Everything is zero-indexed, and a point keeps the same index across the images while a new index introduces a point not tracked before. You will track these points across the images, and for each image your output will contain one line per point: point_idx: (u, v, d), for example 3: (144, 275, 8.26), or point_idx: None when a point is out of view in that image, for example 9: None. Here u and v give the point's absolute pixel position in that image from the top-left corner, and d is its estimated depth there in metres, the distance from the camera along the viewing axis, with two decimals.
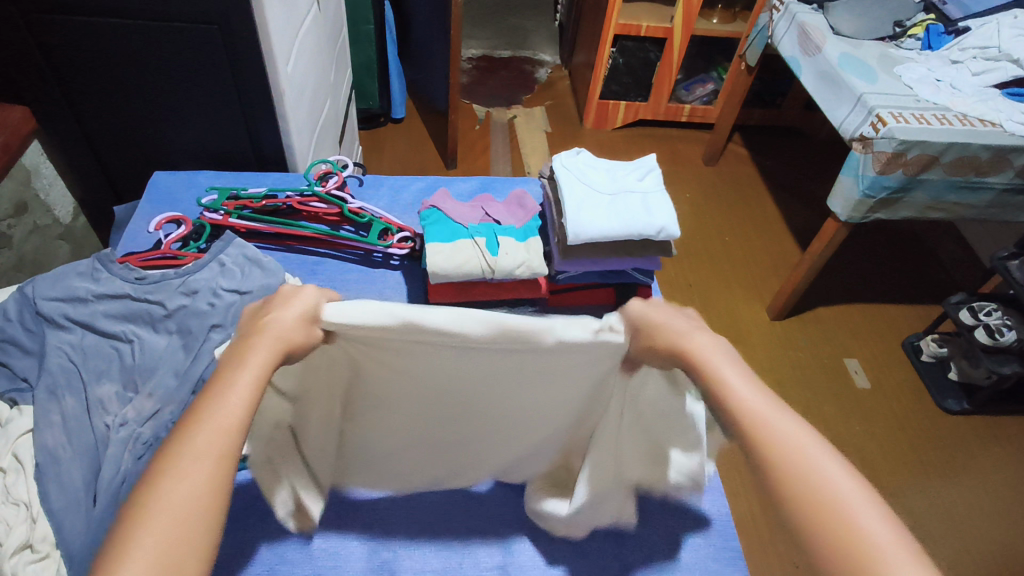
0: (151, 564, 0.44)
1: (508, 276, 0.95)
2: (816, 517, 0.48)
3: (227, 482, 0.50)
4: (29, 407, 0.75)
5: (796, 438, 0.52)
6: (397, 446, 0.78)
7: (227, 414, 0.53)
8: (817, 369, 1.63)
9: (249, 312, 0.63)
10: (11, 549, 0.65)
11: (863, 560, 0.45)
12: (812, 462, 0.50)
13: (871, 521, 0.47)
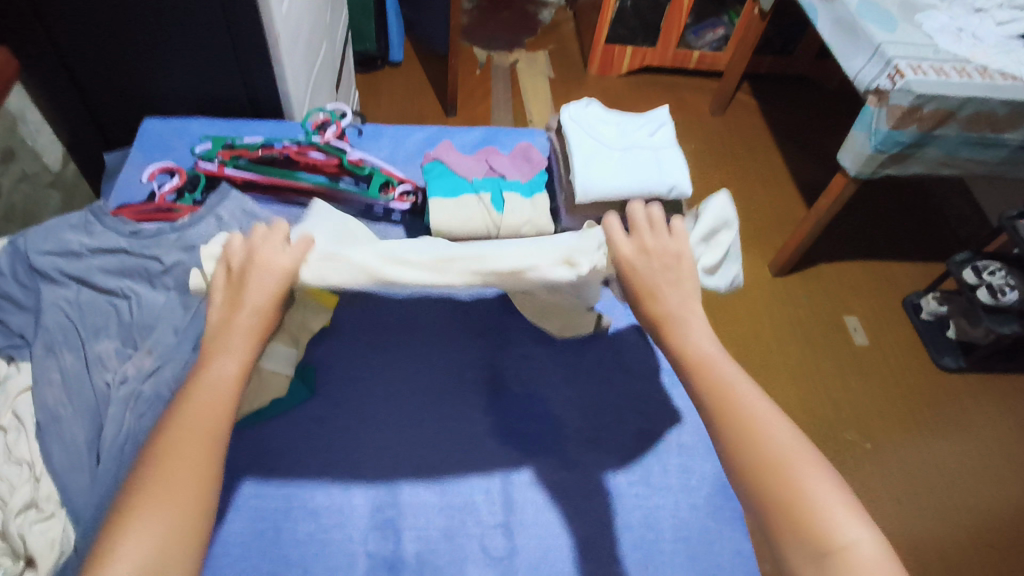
0: (148, 550, 0.48)
1: (514, 235, 0.93)
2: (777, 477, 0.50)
3: (211, 469, 0.53)
4: (26, 364, 0.75)
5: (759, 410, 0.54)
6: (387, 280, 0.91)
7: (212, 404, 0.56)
8: (816, 326, 1.62)
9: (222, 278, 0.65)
10: (16, 508, 0.65)
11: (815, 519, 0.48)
12: (771, 433, 0.52)
13: (821, 484, 0.49)
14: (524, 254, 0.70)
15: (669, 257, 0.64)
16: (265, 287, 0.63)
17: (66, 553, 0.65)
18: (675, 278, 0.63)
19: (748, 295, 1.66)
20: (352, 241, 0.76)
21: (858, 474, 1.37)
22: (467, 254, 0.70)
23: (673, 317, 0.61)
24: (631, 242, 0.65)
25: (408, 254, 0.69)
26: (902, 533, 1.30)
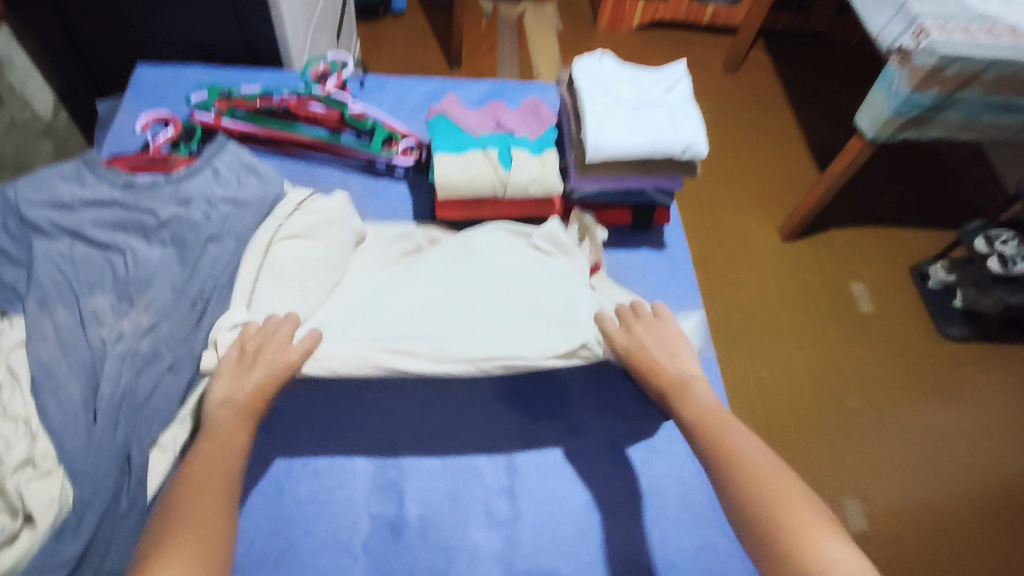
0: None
1: (521, 193, 0.90)
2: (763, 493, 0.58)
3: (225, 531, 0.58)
4: (20, 319, 0.73)
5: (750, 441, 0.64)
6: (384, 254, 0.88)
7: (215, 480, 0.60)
8: (821, 292, 1.59)
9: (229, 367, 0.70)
10: (12, 466, 0.64)
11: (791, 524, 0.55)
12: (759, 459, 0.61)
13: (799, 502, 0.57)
14: (526, 338, 0.78)
15: (663, 337, 0.77)
16: (275, 366, 0.70)
17: (65, 511, 0.64)
18: (674, 354, 0.76)
19: (757, 257, 1.63)
20: (342, 302, 0.81)
21: (859, 442, 1.37)
22: (466, 336, 0.78)
23: (675, 385, 0.72)
24: (627, 326, 0.79)
25: (401, 342, 0.77)
26: (899, 501, 1.30)
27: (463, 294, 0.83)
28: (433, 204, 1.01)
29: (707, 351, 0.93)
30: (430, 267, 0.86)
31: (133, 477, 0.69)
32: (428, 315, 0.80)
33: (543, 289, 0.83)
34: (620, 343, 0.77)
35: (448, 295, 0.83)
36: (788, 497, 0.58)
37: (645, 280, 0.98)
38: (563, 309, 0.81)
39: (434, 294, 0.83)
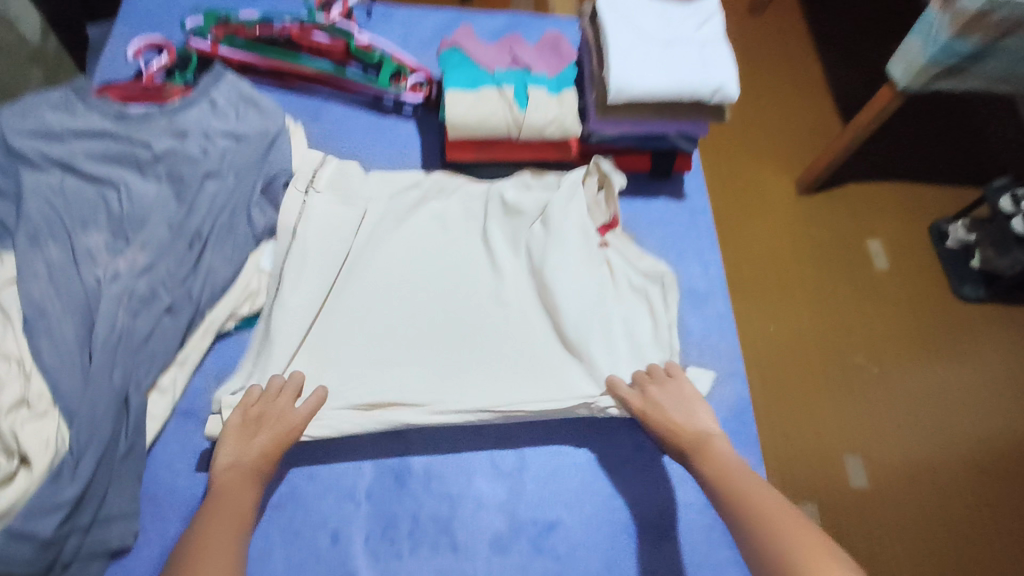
0: None
1: (537, 135, 0.85)
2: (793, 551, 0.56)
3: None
4: (10, 254, 0.70)
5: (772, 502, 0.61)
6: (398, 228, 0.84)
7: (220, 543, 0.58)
8: (834, 248, 1.52)
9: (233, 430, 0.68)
10: (6, 407, 0.62)
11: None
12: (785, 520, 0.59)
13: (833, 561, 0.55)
14: (541, 380, 0.77)
15: (682, 399, 0.74)
16: (279, 430, 0.67)
17: (61, 454, 0.63)
18: (695, 419, 0.73)
19: (774, 209, 1.55)
20: (336, 345, 0.76)
21: (863, 400, 1.35)
22: (470, 385, 0.76)
23: (693, 444, 0.70)
24: (649, 387, 0.75)
25: (401, 399, 0.74)
26: (899, 459, 1.30)
27: (477, 295, 0.82)
28: (442, 144, 0.96)
29: (722, 306, 0.90)
30: (441, 245, 0.85)
31: (132, 419, 0.67)
32: (428, 359, 0.77)
33: (565, 279, 0.81)
34: (638, 407, 0.74)
35: (460, 302, 0.81)
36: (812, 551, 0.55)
37: (662, 230, 0.94)
38: (585, 313, 0.80)
39: (438, 319, 0.80)
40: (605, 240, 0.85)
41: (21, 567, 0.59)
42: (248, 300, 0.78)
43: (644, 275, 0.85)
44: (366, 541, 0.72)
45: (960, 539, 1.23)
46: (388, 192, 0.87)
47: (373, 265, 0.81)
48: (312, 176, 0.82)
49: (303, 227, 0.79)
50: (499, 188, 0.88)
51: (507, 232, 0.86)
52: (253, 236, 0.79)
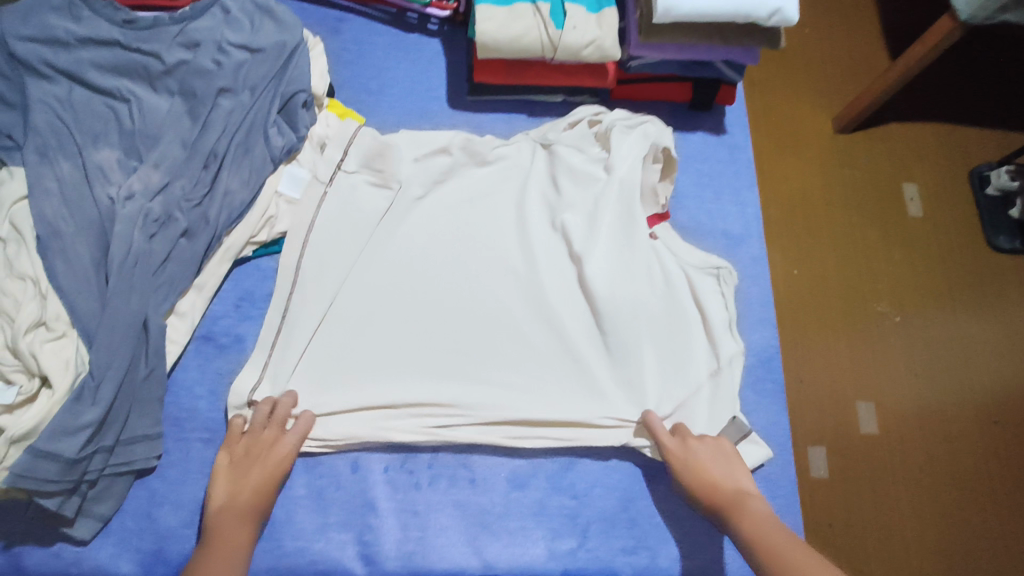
0: None
1: (573, 58, 0.79)
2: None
3: None
4: (20, 169, 0.67)
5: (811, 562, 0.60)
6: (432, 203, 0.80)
7: None
8: (869, 190, 1.40)
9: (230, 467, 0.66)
10: (25, 327, 0.61)
11: None
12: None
13: None
14: (576, 395, 0.75)
15: (718, 452, 0.72)
16: (274, 469, 0.65)
17: (82, 375, 0.62)
18: (732, 476, 0.70)
19: (811, 145, 1.42)
20: (353, 338, 0.73)
21: (884, 347, 1.27)
22: (501, 391, 0.74)
23: (733, 504, 0.68)
24: (678, 438, 0.73)
25: (427, 402, 0.72)
26: (912, 408, 1.25)
27: (508, 269, 0.79)
28: (470, 64, 0.91)
29: (757, 250, 0.87)
30: (473, 215, 0.81)
31: (151, 344, 0.66)
32: (456, 361, 0.75)
33: (610, 275, 0.80)
34: (676, 457, 0.71)
35: (492, 284, 0.78)
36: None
37: (699, 166, 0.89)
38: (628, 304, 0.79)
39: (465, 303, 0.77)
40: (654, 231, 0.84)
41: (47, 485, 0.59)
42: (266, 225, 0.76)
43: (694, 268, 0.82)
44: (384, 471, 0.72)
45: (964, 490, 1.21)
46: (413, 153, 0.82)
47: (391, 248, 0.78)
48: (339, 162, 0.79)
49: (333, 209, 0.77)
50: (558, 157, 0.83)
51: (545, 206, 0.83)
52: (271, 159, 0.76)
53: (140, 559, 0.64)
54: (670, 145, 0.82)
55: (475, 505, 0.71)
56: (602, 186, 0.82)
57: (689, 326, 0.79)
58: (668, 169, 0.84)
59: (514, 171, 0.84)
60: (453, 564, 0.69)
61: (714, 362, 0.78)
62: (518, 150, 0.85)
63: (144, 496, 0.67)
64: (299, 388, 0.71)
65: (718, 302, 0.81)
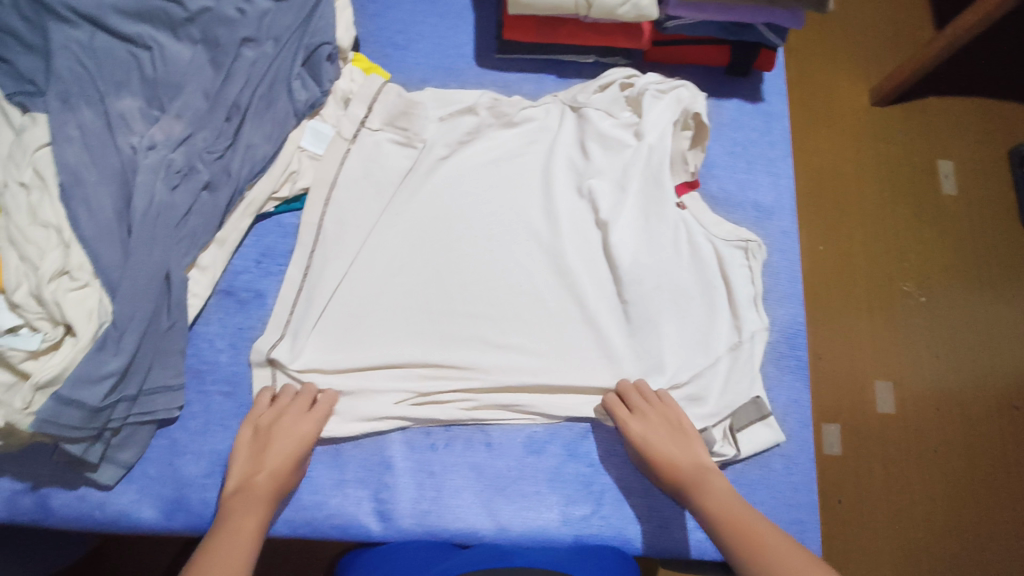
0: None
1: (607, 17, 0.76)
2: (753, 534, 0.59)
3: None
4: (43, 115, 0.65)
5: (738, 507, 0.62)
6: (455, 164, 0.79)
7: (240, 544, 0.57)
8: (903, 165, 1.36)
9: (246, 443, 0.65)
10: (49, 274, 0.60)
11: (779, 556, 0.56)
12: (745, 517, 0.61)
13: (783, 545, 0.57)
14: (594, 363, 0.75)
15: (674, 427, 0.70)
16: (293, 450, 0.65)
17: (105, 325, 0.62)
18: (691, 450, 0.69)
19: (846, 116, 1.37)
20: (373, 298, 0.73)
21: (906, 327, 1.25)
22: (519, 358, 0.74)
23: (690, 473, 0.67)
24: (632, 415, 0.70)
25: (445, 363, 0.72)
26: (931, 389, 1.22)
27: (532, 234, 0.78)
28: (499, 20, 0.88)
29: (788, 223, 0.84)
30: (497, 178, 0.79)
31: (173, 296, 0.66)
32: (475, 326, 0.74)
33: (635, 245, 0.78)
34: (634, 436, 0.69)
35: (514, 248, 0.77)
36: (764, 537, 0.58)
37: (733, 134, 0.86)
38: (652, 274, 0.77)
39: (485, 268, 0.76)
40: (682, 200, 0.81)
41: (71, 432, 0.60)
42: (288, 180, 0.75)
43: (722, 241, 0.80)
44: (402, 433, 0.72)
45: (979, 473, 1.19)
46: (439, 113, 0.81)
47: (412, 208, 0.76)
48: (363, 119, 0.78)
49: (357, 168, 0.77)
50: (586, 121, 0.82)
51: (572, 171, 0.81)
52: (294, 113, 0.75)
53: (161, 506, 0.66)
54: (700, 111, 0.79)
55: (490, 468, 0.72)
56: (632, 154, 0.80)
57: (713, 301, 0.78)
58: (700, 136, 0.81)
59: (540, 134, 0.82)
60: (466, 525, 0.69)
61: (736, 336, 0.77)
62: (546, 112, 0.83)
63: (166, 446, 0.68)
64: (319, 345, 0.71)
65: (745, 276, 0.79)
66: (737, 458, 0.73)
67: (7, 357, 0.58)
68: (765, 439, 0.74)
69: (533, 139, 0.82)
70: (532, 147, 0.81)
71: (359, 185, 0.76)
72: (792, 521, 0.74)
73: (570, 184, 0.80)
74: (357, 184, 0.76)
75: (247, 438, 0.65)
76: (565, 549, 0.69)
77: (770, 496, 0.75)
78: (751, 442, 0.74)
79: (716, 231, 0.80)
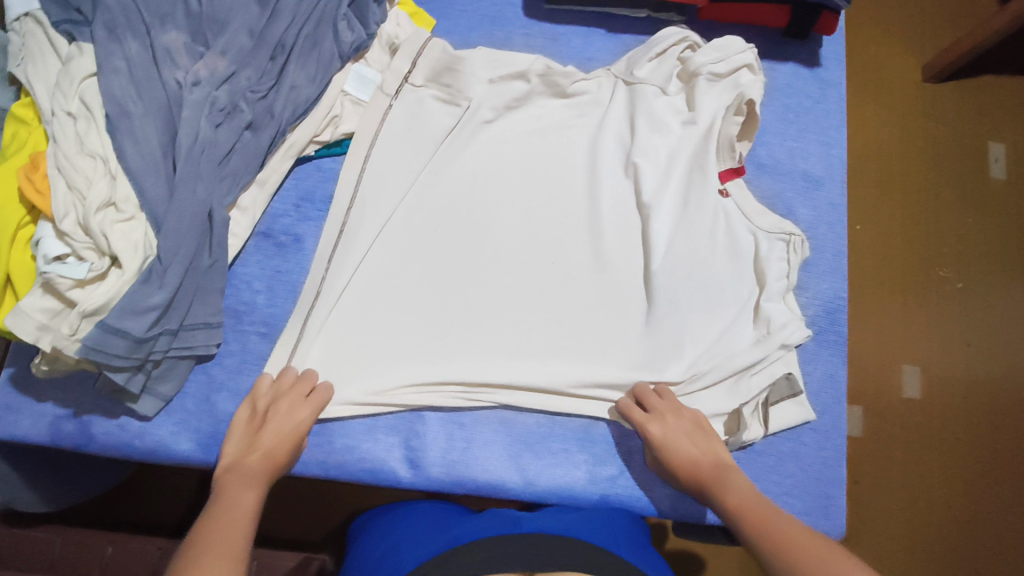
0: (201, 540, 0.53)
1: None
2: (759, 511, 0.60)
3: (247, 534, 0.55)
4: (89, 46, 0.65)
5: (746, 489, 0.64)
6: (501, 137, 0.77)
7: (236, 513, 0.57)
8: (953, 145, 1.29)
9: (243, 422, 0.65)
10: (96, 205, 0.60)
11: (778, 531, 0.57)
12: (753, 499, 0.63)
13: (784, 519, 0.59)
14: (621, 346, 0.74)
15: (694, 427, 0.70)
16: (288, 431, 0.64)
17: (150, 259, 0.63)
18: (711, 448, 0.69)
19: (901, 89, 1.29)
20: (397, 264, 0.72)
21: (938, 314, 1.21)
22: (540, 336, 0.73)
23: (715, 474, 0.66)
24: (647, 416, 0.70)
25: (467, 339, 0.71)
26: (960, 377, 1.19)
27: (570, 204, 0.77)
28: None
29: (837, 195, 0.82)
30: (542, 149, 0.78)
31: (216, 235, 0.66)
32: (500, 301, 0.73)
33: (677, 231, 0.77)
34: (655, 437, 0.68)
35: (552, 225, 0.76)
36: (768, 514, 0.60)
37: (786, 100, 0.83)
38: (685, 261, 0.76)
39: (517, 241, 0.75)
40: (725, 187, 0.78)
41: (116, 360, 0.61)
42: (330, 124, 0.74)
43: (763, 232, 0.77)
44: (439, 416, 0.72)
45: (1002, 465, 1.17)
46: (488, 74, 0.78)
47: (453, 170, 0.75)
48: (405, 75, 0.76)
49: (400, 122, 0.75)
50: (640, 97, 0.79)
51: (620, 147, 0.79)
52: (339, 55, 0.73)
53: (198, 439, 0.67)
54: (755, 99, 0.76)
55: (518, 419, 0.72)
56: (678, 140, 0.79)
57: (742, 295, 0.76)
58: (749, 127, 0.78)
59: (591, 108, 0.80)
60: (494, 477, 0.70)
61: (764, 329, 0.74)
62: (598, 86, 0.80)
63: (204, 381, 0.69)
64: (342, 307, 0.70)
65: (781, 269, 0.76)
66: (765, 433, 0.73)
67: (55, 284, 0.59)
68: (795, 417, 0.74)
69: (583, 114, 0.80)
70: (582, 121, 0.79)
71: (399, 141, 0.75)
72: (820, 494, 0.74)
73: (616, 157, 0.78)
74: (396, 143, 0.74)
75: (243, 417, 0.66)
76: (589, 508, 0.70)
77: (799, 468, 0.74)
78: (779, 419, 0.74)
79: (759, 225, 0.77)
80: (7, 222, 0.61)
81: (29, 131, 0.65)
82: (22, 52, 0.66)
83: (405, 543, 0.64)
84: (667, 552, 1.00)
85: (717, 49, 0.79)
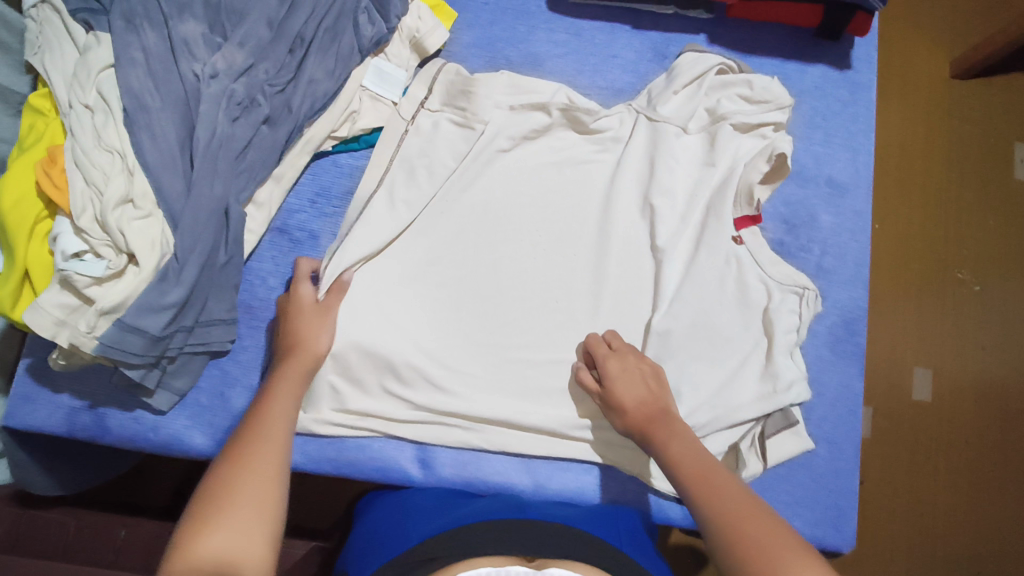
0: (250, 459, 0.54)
1: None
2: (689, 458, 0.60)
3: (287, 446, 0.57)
4: (107, 36, 0.64)
5: (685, 432, 0.64)
6: (514, 170, 0.76)
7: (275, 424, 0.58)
8: (978, 145, 1.26)
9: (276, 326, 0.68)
10: (114, 202, 0.60)
11: (706, 480, 0.58)
12: (688, 442, 0.62)
13: (717, 467, 0.59)
14: None
15: (651, 374, 0.68)
16: (305, 318, 0.66)
17: (166, 256, 0.62)
18: (659, 395, 0.67)
19: (929, 86, 1.26)
20: (398, 294, 0.71)
21: (954, 319, 1.20)
22: (541, 378, 0.73)
23: (660, 416, 0.65)
24: (609, 353, 0.70)
25: (469, 382, 0.72)
26: (973, 383, 1.18)
27: (583, 221, 0.76)
28: None
29: (862, 203, 0.80)
30: (558, 182, 0.77)
31: (231, 231, 0.66)
32: (501, 338, 0.73)
33: (687, 274, 0.76)
34: (610, 373, 0.68)
35: (560, 259, 0.75)
36: (700, 461, 0.60)
37: (814, 103, 0.81)
38: (692, 310, 0.75)
39: (522, 279, 0.74)
40: (740, 234, 0.76)
41: (132, 358, 0.61)
42: (348, 120, 0.73)
43: (775, 283, 0.75)
44: (452, 454, 0.71)
45: (1011, 471, 1.16)
46: (509, 100, 0.76)
47: (463, 202, 0.75)
48: (422, 101, 0.74)
49: (412, 149, 0.73)
50: (660, 136, 0.77)
51: (639, 181, 0.77)
52: (359, 49, 0.72)
53: (211, 434, 0.68)
54: (786, 152, 0.73)
55: (533, 432, 0.72)
56: (698, 184, 0.77)
57: (747, 346, 0.75)
58: (776, 174, 0.75)
59: (612, 144, 0.78)
60: (503, 480, 0.71)
61: (770, 385, 0.73)
62: (620, 122, 0.78)
63: (218, 376, 0.69)
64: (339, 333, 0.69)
65: (791, 324, 0.74)
66: (765, 466, 0.72)
67: (73, 281, 0.59)
68: (793, 448, 0.72)
69: (602, 149, 0.78)
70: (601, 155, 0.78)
71: (405, 171, 0.73)
72: (830, 505, 0.74)
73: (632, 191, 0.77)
74: (402, 173, 0.73)
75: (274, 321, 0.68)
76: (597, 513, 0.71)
77: (809, 478, 0.74)
78: (776, 452, 0.72)
79: (774, 275, 0.75)
80: (24, 217, 0.61)
81: (46, 122, 0.64)
82: (39, 40, 0.66)
83: (413, 518, 0.63)
84: (669, 548, 1.01)
85: (751, 98, 0.76)
